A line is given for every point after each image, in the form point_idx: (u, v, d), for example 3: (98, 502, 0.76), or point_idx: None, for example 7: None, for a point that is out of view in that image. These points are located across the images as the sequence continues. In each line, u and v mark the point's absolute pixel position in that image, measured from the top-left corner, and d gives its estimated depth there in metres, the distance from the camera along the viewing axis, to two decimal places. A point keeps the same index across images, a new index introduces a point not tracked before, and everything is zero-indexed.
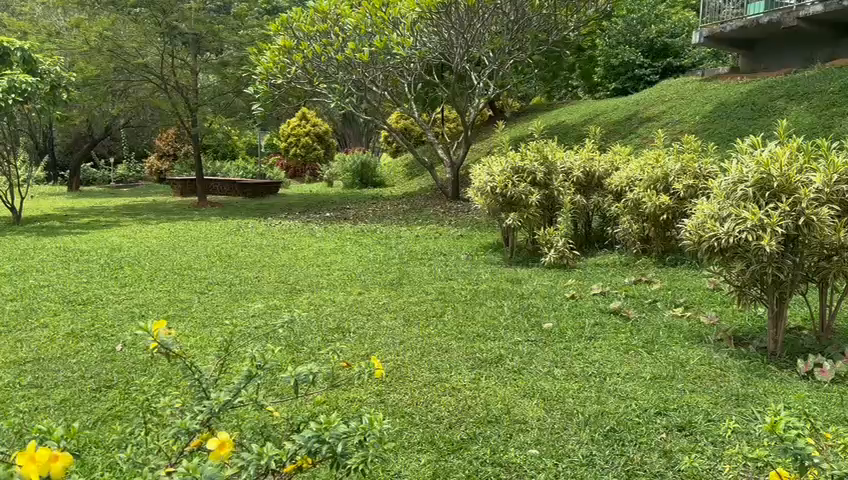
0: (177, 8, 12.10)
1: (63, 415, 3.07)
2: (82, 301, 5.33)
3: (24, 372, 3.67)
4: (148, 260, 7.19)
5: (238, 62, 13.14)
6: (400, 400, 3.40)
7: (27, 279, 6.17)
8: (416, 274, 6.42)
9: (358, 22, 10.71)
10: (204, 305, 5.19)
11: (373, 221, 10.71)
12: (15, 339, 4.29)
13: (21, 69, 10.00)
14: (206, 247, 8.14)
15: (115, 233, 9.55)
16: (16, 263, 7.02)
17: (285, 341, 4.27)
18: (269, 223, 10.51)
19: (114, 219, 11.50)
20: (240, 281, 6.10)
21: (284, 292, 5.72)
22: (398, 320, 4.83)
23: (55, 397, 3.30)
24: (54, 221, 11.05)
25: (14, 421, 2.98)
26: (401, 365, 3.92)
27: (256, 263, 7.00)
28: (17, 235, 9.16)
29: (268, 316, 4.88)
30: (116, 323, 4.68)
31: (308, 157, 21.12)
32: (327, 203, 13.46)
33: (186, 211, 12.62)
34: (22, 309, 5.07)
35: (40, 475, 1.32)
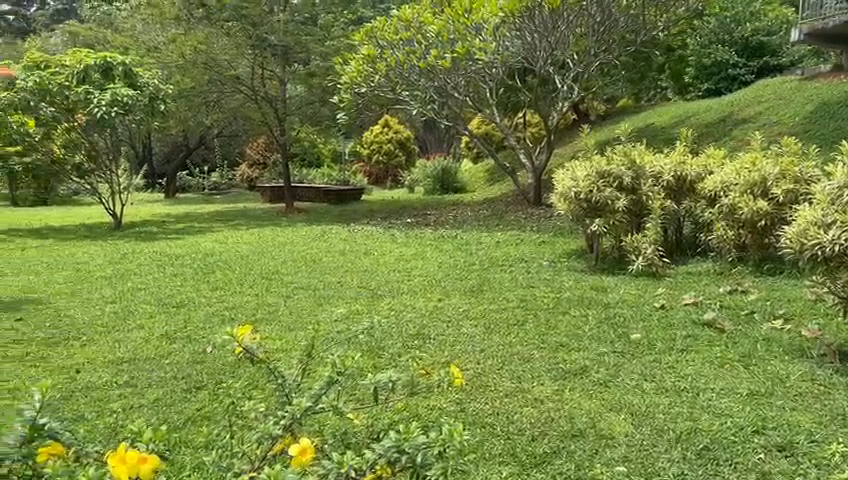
0: (267, 20, 12.63)
1: (156, 414, 3.20)
2: (176, 303, 5.58)
3: (121, 371, 3.85)
4: (238, 264, 7.45)
5: (324, 72, 13.37)
6: (481, 409, 3.35)
7: (126, 282, 6.51)
8: (497, 280, 6.35)
9: (440, 29, 10.69)
10: (290, 309, 5.32)
11: (454, 226, 10.70)
12: (114, 339, 4.52)
13: (124, 82, 10.82)
14: (292, 251, 8.37)
15: (208, 237, 9.96)
16: (117, 266, 7.43)
17: (366, 345, 4.31)
18: (352, 229, 10.67)
19: (207, 224, 11.96)
20: (323, 286, 6.23)
21: (366, 296, 5.79)
22: (479, 327, 4.79)
23: (148, 397, 3.44)
24: (153, 227, 11.61)
25: (115, 421, 3.11)
26: (482, 373, 3.87)
27: (338, 268, 7.13)
28: (118, 240, 9.67)
29: (350, 320, 4.94)
30: (206, 325, 4.85)
31: (391, 163, 21.37)
32: (409, 209, 13.57)
33: (274, 217, 13.00)
34: (121, 310, 5.35)
35: (129, 476, 1.36)
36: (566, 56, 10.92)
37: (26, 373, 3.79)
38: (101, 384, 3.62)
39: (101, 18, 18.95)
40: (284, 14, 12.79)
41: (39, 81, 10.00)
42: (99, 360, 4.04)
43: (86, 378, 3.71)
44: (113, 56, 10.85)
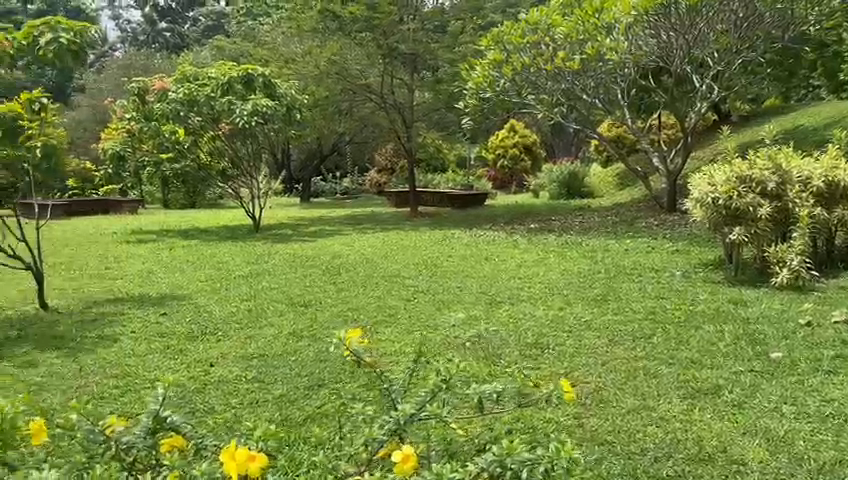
0: (398, 29, 12.93)
1: (278, 411, 3.32)
2: (304, 302, 5.82)
3: (251, 366, 4.05)
4: (362, 267, 7.65)
5: (451, 78, 13.54)
6: (601, 426, 3.22)
7: (259, 281, 6.86)
8: (624, 290, 6.11)
9: (570, 31, 10.31)
10: (409, 312, 5.37)
11: (580, 233, 10.42)
12: (246, 336, 4.75)
13: (263, 92, 11.33)
14: (415, 255, 8.47)
15: (337, 240, 10.30)
16: (251, 266, 7.83)
17: (482, 352, 4.29)
18: (475, 234, 10.66)
19: (337, 228, 12.38)
20: (443, 290, 6.26)
21: (485, 302, 5.75)
22: (602, 339, 4.62)
23: (273, 393, 3.58)
24: (287, 229, 12.17)
25: (241, 416, 3.27)
26: (604, 388, 3.72)
27: (459, 273, 7.14)
28: (255, 242, 10.22)
29: (467, 326, 4.93)
30: (329, 325, 5.00)
31: (517, 167, 21.22)
32: (535, 214, 13.37)
33: (400, 221, 13.25)
34: (253, 308, 5.62)
35: (239, 473, 1.42)
36: (705, 54, 10.35)
37: (168, 364, 4.07)
38: (232, 378, 3.82)
39: (245, 34, 20.20)
40: (414, 23, 13.06)
41: (188, 92, 11.04)
42: (231, 355, 4.26)
43: (218, 372, 3.93)
44: (254, 69, 11.40)
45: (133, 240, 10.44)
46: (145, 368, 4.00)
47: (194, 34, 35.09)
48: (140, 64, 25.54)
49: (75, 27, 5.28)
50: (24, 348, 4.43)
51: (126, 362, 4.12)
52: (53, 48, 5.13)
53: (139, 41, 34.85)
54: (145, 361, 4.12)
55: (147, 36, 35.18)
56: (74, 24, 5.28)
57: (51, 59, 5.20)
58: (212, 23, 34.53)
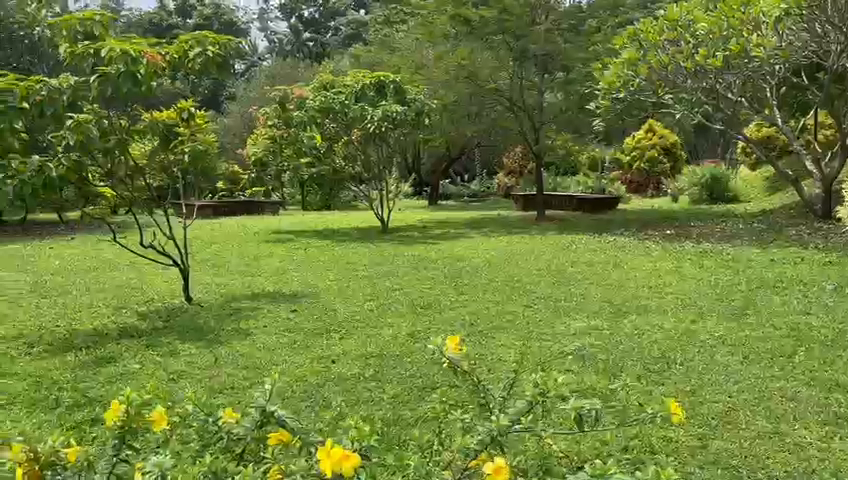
0: (529, 30, 12.96)
1: (392, 410, 3.40)
2: (424, 305, 5.90)
3: (370, 364, 4.17)
4: (485, 271, 7.66)
5: (583, 79, 13.22)
6: (726, 449, 3.03)
7: (385, 282, 7.05)
8: (765, 304, 5.70)
9: (712, 26, 9.78)
10: (529, 319, 5.30)
11: (719, 241, 9.81)
12: (367, 335, 4.90)
13: (394, 98, 11.64)
14: (540, 261, 8.37)
15: (463, 244, 10.35)
16: (378, 267, 8.06)
17: (603, 366, 4.16)
18: (604, 240, 10.33)
19: (463, 231, 12.44)
20: (566, 297, 6.14)
21: (610, 312, 5.57)
22: (735, 356, 4.33)
23: (389, 392, 3.66)
24: (414, 232, 12.38)
25: (356, 413, 3.38)
26: (732, 408, 3.50)
27: (584, 280, 6.97)
28: (384, 243, 10.48)
29: (588, 336, 4.81)
30: (449, 328, 5.05)
31: (654, 170, 20.40)
32: (670, 220, 12.76)
33: (527, 225, 13.09)
34: (376, 308, 5.80)
35: (333, 470, 1.46)
36: None
37: (294, 359, 4.28)
38: (350, 376, 3.94)
39: (381, 41, 20.88)
40: (548, 23, 13.07)
41: (324, 101, 11.47)
42: (351, 352, 4.41)
43: (339, 368, 4.08)
44: (386, 76, 11.73)
45: (272, 240, 11.04)
46: (273, 361, 4.23)
47: (335, 43, 36.70)
48: (283, 73, 27.01)
49: (220, 40, 5.66)
50: (168, 338, 4.82)
51: (257, 355, 4.38)
52: (200, 62, 5.53)
53: (285, 52, 36.74)
54: (273, 355, 4.36)
55: (292, 47, 36.97)
56: (219, 38, 5.66)
57: (198, 72, 5.61)
58: (350, 31, 35.70)
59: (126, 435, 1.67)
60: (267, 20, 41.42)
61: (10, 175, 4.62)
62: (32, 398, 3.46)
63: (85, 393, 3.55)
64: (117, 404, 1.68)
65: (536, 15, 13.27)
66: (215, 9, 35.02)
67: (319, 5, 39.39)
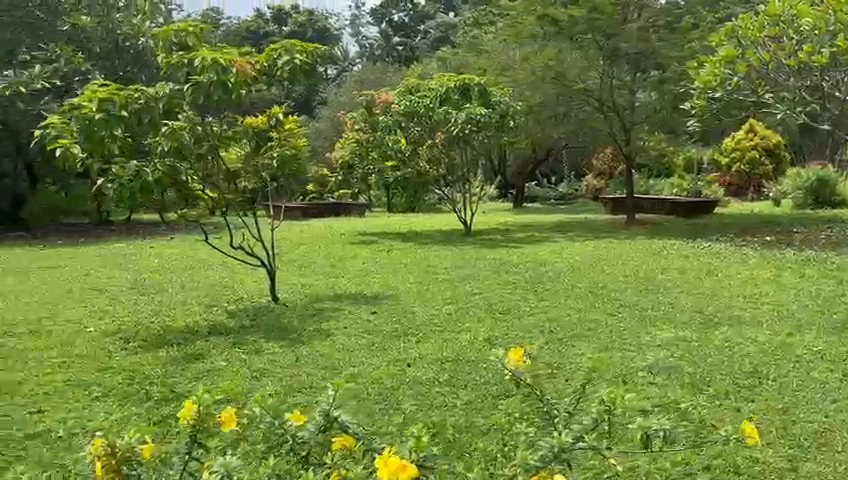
0: (621, 29, 12.59)
1: (464, 417, 3.40)
2: (503, 310, 5.86)
3: (445, 369, 4.18)
4: (569, 276, 7.52)
5: (677, 78, 12.72)
6: (819, 473, 2.85)
7: (465, 286, 7.03)
8: None
9: (817, 22, 9.20)
10: (611, 328, 5.16)
11: (823, 249, 9.22)
12: (444, 339, 4.90)
13: (479, 101, 11.61)
14: (628, 267, 8.12)
15: (547, 248, 10.20)
16: (460, 270, 8.05)
17: (688, 379, 4.00)
18: (696, 246, 9.94)
19: (547, 235, 12.26)
20: (652, 306, 5.94)
21: (699, 323, 5.34)
22: (835, 374, 4.05)
23: (462, 398, 3.66)
24: (498, 235, 12.31)
25: (428, 418, 3.39)
26: (829, 430, 3.28)
27: (673, 288, 6.71)
28: (467, 246, 10.47)
29: (673, 348, 4.64)
30: (527, 335, 4.99)
31: (754, 173, 19.48)
32: (770, 225, 12.12)
33: (615, 229, 12.76)
34: (455, 312, 5.80)
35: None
36: None
37: (371, 361, 4.34)
38: (425, 380, 3.96)
39: (468, 43, 20.84)
40: (640, 21, 12.68)
41: (407, 106, 11.66)
42: (428, 356, 4.43)
43: (414, 372, 4.11)
44: (470, 78, 11.72)
45: (356, 241, 11.26)
46: (351, 362, 4.30)
47: (426, 46, 36.98)
48: (372, 78, 27.48)
49: (308, 49, 5.81)
50: (254, 336, 5.00)
51: (336, 355, 4.47)
52: (288, 69, 5.67)
53: (375, 56, 37.36)
54: (352, 356, 4.43)
55: (383, 51, 37.54)
56: (307, 47, 5.81)
57: (287, 79, 5.75)
58: (439, 34, 35.86)
59: (197, 433, 1.74)
60: (359, 25, 42.25)
61: (111, 179, 5.00)
62: (125, 391, 3.67)
63: (173, 388, 3.74)
64: (190, 403, 1.75)
65: (628, 13, 12.86)
66: (308, 16, 36.05)
67: (410, 9, 39.89)
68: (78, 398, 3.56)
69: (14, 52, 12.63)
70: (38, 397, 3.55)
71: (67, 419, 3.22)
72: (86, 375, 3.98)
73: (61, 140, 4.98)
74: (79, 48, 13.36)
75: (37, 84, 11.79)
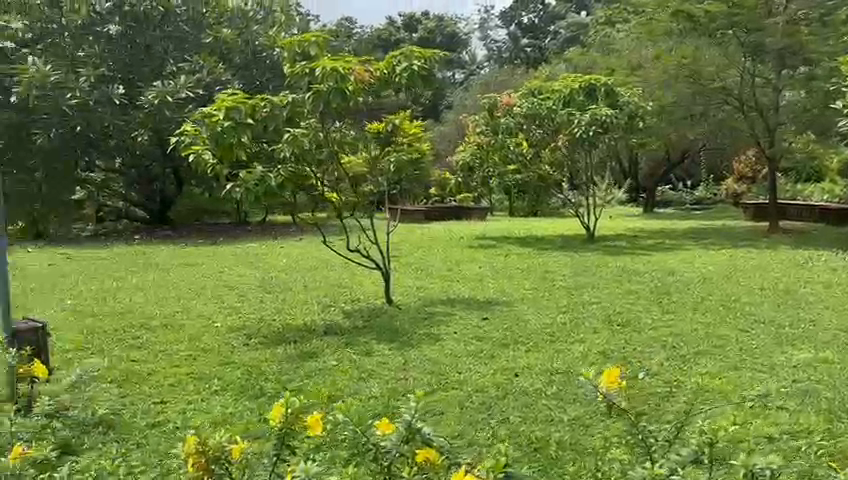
0: (765, 23, 11.68)
1: (570, 434, 3.28)
2: (622, 321, 5.60)
3: (553, 381, 4.06)
4: (698, 287, 7.09)
5: (828, 74, 11.66)
6: None
7: (583, 295, 6.79)
8: None
9: None
10: (740, 346, 4.80)
11: None
12: (556, 349, 4.76)
13: (605, 102, 11.20)
14: (765, 279, 7.55)
15: (675, 256, 9.69)
16: (580, 278, 7.82)
17: (824, 406, 3.65)
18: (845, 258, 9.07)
19: (677, 242, 11.66)
20: (789, 323, 5.47)
21: (844, 345, 4.83)
22: None
23: (569, 413, 3.52)
24: (624, 241, 11.85)
25: (531, 432, 3.31)
26: None
27: (816, 304, 6.14)
28: (589, 252, 10.16)
29: (809, 370, 4.24)
30: (645, 349, 4.74)
31: None
32: None
33: (753, 238, 11.91)
34: (571, 322, 5.61)
35: None
36: None
37: (477, 369, 4.28)
38: (532, 391, 3.87)
39: (598, 43, 20.23)
40: (786, 14, 11.72)
41: (530, 108, 11.47)
42: (536, 367, 4.31)
43: (520, 382, 4.01)
44: (597, 78, 11.33)
45: (475, 245, 11.24)
46: (457, 369, 4.27)
47: (554, 46, 36.34)
48: (498, 81, 27.35)
49: (426, 55, 5.78)
50: (366, 337, 5.09)
51: (444, 361, 4.45)
52: (406, 76, 5.67)
53: (503, 59, 37.29)
54: (459, 363, 4.40)
55: (511, 54, 37.39)
56: (426, 53, 5.79)
57: (405, 85, 5.74)
58: (569, 34, 35.20)
59: (285, 435, 1.79)
60: (488, 28, 42.37)
61: (238, 183, 5.27)
62: (241, 387, 3.83)
63: (284, 385, 3.87)
64: (279, 406, 1.79)
65: (774, 6, 11.88)
66: (438, 22, 36.63)
67: (539, 11, 39.55)
68: (199, 392, 3.77)
69: (163, 65, 13.65)
70: (163, 388, 3.80)
71: (186, 412, 3.44)
72: (208, 368, 4.23)
73: (194, 146, 5.35)
74: (222, 59, 14.41)
75: (182, 92, 12.65)
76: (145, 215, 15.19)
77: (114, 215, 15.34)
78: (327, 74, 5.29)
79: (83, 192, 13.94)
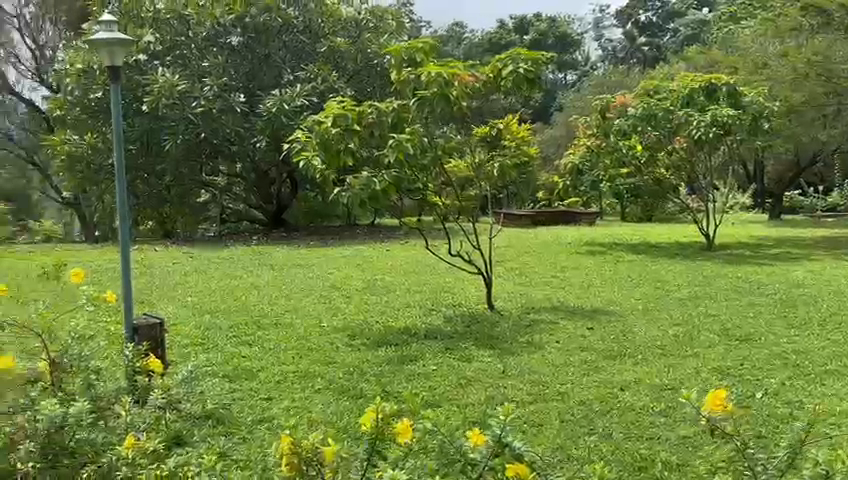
0: None
1: (679, 454, 3.12)
2: (741, 336, 5.27)
3: (662, 397, 3.88)
4: (828, 301, 6.57)
5: None
6: None
7: (698, 306, 6.46)
8: None
9: None
10: None
11: None
12: (667, 364, 4.54)
13: (726, 103, 10.66)
14: None
15: (802, 266, 9.05)
16: (696, 288, 7.45)
17: None
18: None
19: (806, 251, 10.87)
20: None
21: None
22: None
23: (678, 432, 3.36)
24: (745, 250, 11.18)
25: (635, 450, 3.18)
26: None
27: None
28: (706, 261, 9.68)
29: None
30: (765, 367, 4.44)
31: None
32: None
33: None
34: (684, 335, 5.35)
35: None
36: None
37: (582, 381, 4.15)
38: (638, 407, 3.71)
39: (721, 41, 19.24)
40: None
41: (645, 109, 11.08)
42: (645, 382, 4.14)
43: (626, 397, 3.86)
44: (719, 78, 10.84)
45: (584, 251, 10.97)
46: (560, 380, 4.16)
47: (674, 45, 34.92)
48: (612, 81, 26.59)
49: (534, 57, 5.65)
50: (466, 342, 5.08)
51: (546, 370, 4.36)
52: (512, 79, 5.61)
53: (618, 59, 36.22)
54: (563, 374, 4.29)
55: (626, 53, 36.26)
56: (533, 55, 5.66)
57: (511, 88, 5.69)
58: (690, 32, 33.70)
59: (376, 441, 1.87)
60: (603, 27, 41.30)
61: (345, 189, 5.41)
62: (343, 387, 3.92)
63: (384, 388, 3.93)
64: (371, 411, 1.88)
65: None
66: (551, 23, 36.10)
67: (658, 9, 38.15)
68: (304, 390, 3.88)
69: (280, 74, 14.23)
70: (271, 385, 3.95)
71: (290, 408, 3.55)
72: (313, 367, 4.36)
73: (305, 153, 5.54)
74: (335, 67, 14.44)
75: (297, 100, 13.15)
76: (262, 217, 15.97)
77: (235, 217, 16.07)
78: (434, 81, 5.41)
79: (208, 194, 14.87)
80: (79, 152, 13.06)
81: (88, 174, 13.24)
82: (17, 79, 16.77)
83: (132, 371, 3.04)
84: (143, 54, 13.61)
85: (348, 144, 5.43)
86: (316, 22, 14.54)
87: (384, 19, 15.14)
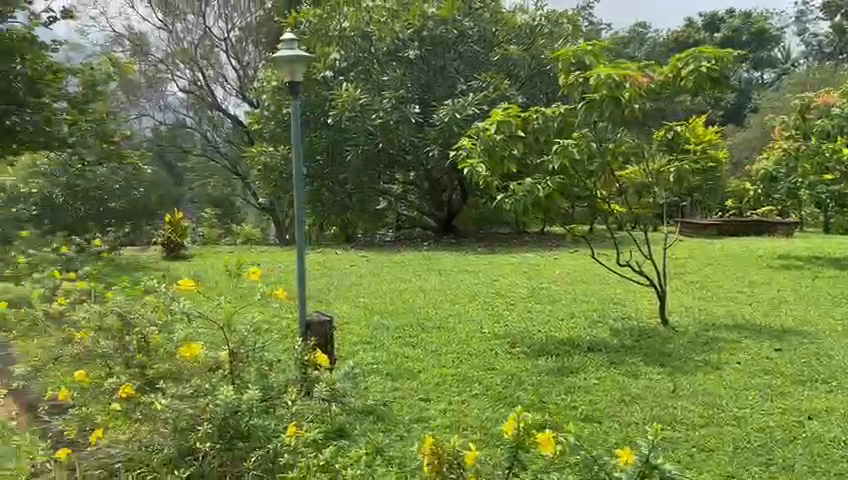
0: None
1: None
2: None
3: None
4: None
5: None
6: None
7: None
8: None
9: None
10: None
11: None
12: None
13: None
14: None
15: None
16: None
17: None
18: None
19: None
20: None
21: None
22: None
23: None
24: None
25: None
26: None
27: None
28: None
29: None
30: None
31: None
32: None
33: None
34: None
35: None
36: None
37: (761, 406, 3.80)
38: (827, 438, 3.33)
39: None
40: None
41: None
42: (836, 411, 3.70)
43: (813, 426, 3.48)
44: None
45: (776, 265, 10.03)
46: (735, 403, 3.84)
47: None
48: (815, 79, 24.15)
49: (718, 55, 5.31)
50: (633, 358, 4.84)
51: (720, 392, 4.04)
52: (692, 79, 5.27)
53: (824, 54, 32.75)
54: (740, 396, 3.96)
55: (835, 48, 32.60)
56: (718, 53, 5.31)
57: (690, 90, 5.34)
58: None
59: (518, 448, 1.88)
60: (806, 21, 37.46)
61: (508, 195, 5.40)
62: (500, 393, 3.91)
63: (542, 398, 3.86)
64: (512, 419, 1.90)
65: None
66: (745, 19, 33.44)
67: None
68: (461, 393, 3.93)
69: (455, 84, 14.52)
70: (430, 386, 4.03)
71: (446, 411, 3.60)
72: (472, 372, 4.39)
73: (469, 160, 5.60)
74: (508, 75, 14.48)
75: (469, 109, 13.32)
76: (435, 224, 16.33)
77: (409, 223, 16.55)
78: (604, 83, 5.25)
79: (385, 202, 15.51)
80: (273, 162, 14.16)
81: (280, 182, 14.33)
82: (224, 96, 18.36)
83: (301, 363, 3.22)
84: (329, 70, 14.37)
85: (512, 151, 5.46)
86: (490, 31, 14.76)
87: (559, 24, 14.94)
